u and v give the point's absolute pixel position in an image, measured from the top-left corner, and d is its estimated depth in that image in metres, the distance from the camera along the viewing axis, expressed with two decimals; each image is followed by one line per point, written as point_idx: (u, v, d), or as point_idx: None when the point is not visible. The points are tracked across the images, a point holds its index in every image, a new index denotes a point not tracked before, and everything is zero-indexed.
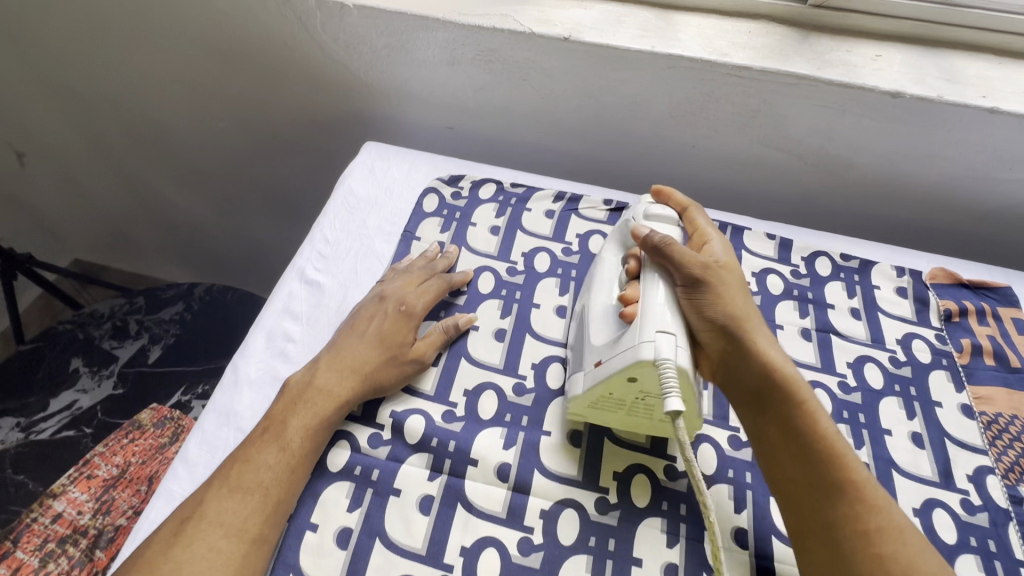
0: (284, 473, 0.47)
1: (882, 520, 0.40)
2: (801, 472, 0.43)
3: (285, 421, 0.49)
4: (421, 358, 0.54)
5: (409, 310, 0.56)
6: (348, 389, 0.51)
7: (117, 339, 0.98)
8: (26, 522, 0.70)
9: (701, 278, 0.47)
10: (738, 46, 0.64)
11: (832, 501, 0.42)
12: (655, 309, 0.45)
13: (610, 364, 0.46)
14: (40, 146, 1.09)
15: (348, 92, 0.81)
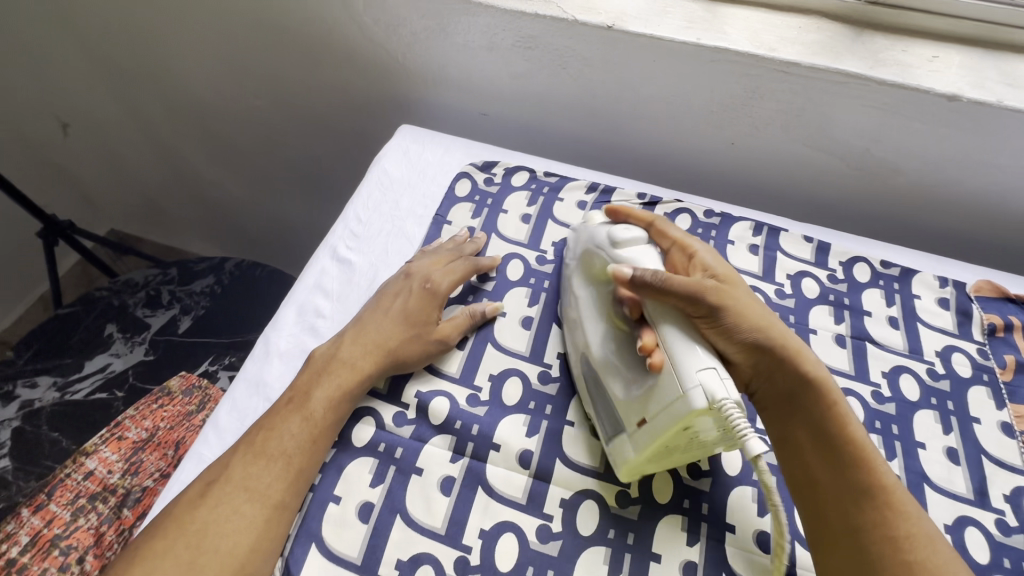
0: (310, 444, 0.48)
1: (902, 529, 0.40)
2: (829, 480, 0.42)
3: (309, 393, 0.49)
4: (447, 339, 0.54)
5: (435, 288, 0.56)
6: (374, 364, 0.52)
7: (149, 308, 1.01)
8: (60, 477, 0.73)
9: (711, 301, 0.43)
10: (787, 41, 0.63)
11: (860, 509, 0.41)
12: (693, 355, 0.41)
13: (658, 419, 0.42)
14: (85, 116, 1.12)
15: (385, 74, 0.82)
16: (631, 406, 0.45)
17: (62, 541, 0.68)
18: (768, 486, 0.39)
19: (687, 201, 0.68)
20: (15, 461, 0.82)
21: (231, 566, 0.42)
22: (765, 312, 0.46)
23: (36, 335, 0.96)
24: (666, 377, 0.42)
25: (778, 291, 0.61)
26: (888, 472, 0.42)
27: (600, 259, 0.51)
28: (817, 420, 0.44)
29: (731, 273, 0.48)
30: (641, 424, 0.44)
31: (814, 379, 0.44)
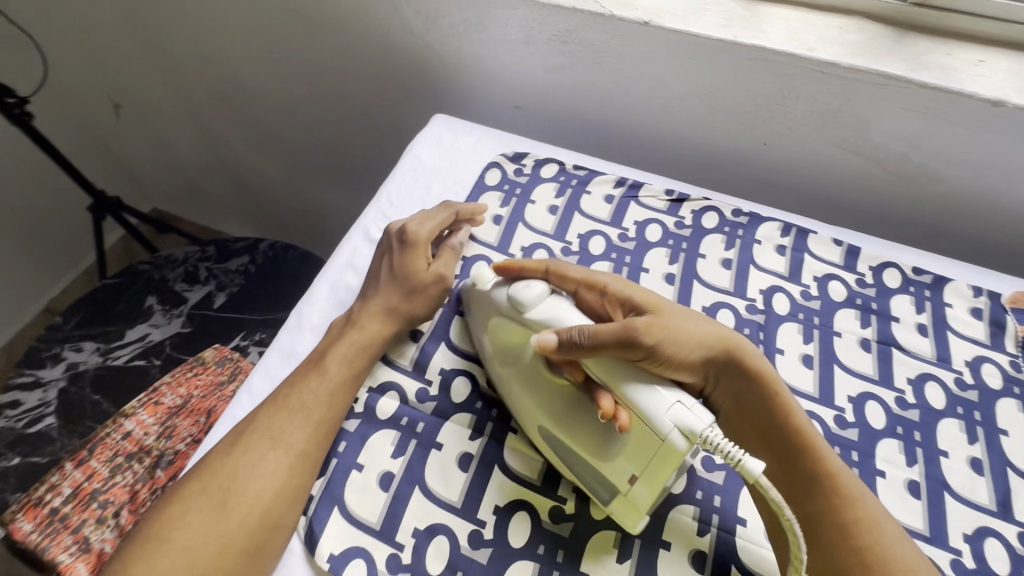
0: (330, 400, 0.50)
1: (850, 516, 0.42)
2: (780, 473, 0.46)
3: (325, 357, 0.52)
4: (442, 276, 0.57)
5: (416, 238, 0.58)
6: (386, 326, 0.54)
7: (187, 283, 1.05)
8: (101, 436, 0.77)
9: (648, 336, 0.44)
10: (827, 41, 0.62)
11: (807, 497, 0.44)
12: (654, 400, 0.40)
13: (651, 472, 0.41)
14: (135, 98, 1.18)
15: (422, 64, 0.83)
16: (616, 466, 0.43)
17: (100, 496, 0.73)
18: (779, 505, 0.38)
19: (715, 199, 0.68)
20: (61, 420, 0.89)
21: (260, 508, 0.44)
22: (700, 323, 0.48)
23: (82, 303, 1.01)
24: (642, 430, 0.41)
25: (804, 292, 0.61)
26: (834, 457, 0.45)
27: (511, 324, 0.49)
28: (761, 415, 0.47)
29: (650, 297, 0.50)
30: (633, 480, 0.43)
31: (750, 379, 0.47)
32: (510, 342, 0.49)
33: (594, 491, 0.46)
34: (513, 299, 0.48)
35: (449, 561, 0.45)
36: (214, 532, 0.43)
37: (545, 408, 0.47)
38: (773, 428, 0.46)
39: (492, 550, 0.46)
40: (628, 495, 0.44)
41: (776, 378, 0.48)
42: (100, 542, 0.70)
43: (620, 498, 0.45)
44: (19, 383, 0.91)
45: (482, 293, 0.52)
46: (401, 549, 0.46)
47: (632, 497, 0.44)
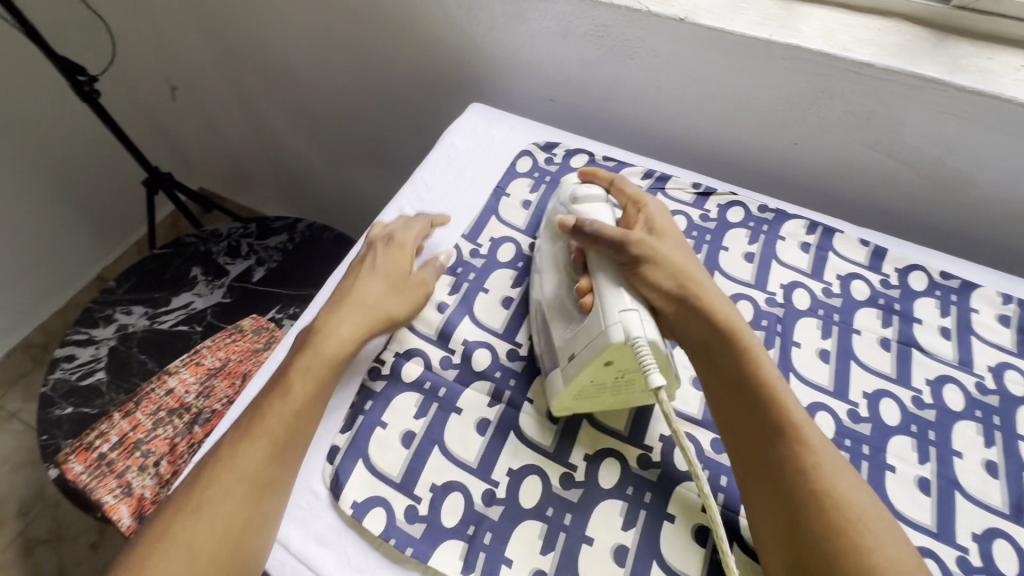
0: (296, 416, 0.49)
1: (811, 458, 0.42)
2: (744, 418, 0.46)
3: (290, 376, 0.51)
4: (425, 283, 0.59)
5: (401, 243, 0.60)
6: (365, 326, 0.54)
7: (230, 256, 1.11)
8: (147, 390, 0.84)
9: (637, 249, 0.50)
10: (863, 42, 0.62)
11: (769, 442, 0.44)
12: (614, 297, 0.47)
13: (584, 355, 0.47)
14: (191, 82, 1.25)
15: (461, 56, 0.87)
16: (563, 344, 0.50)
17: (143, 445, 0.79)
18: (670, 419, 0.44)
19: (741, 195, 0.69)
20: (110, 375, 0.96)
21: (229, 534, 0.43)
22: (682, 263, 0.51)
23: (133, 269, 1.08)
24: (592, 314, 0.48)
25: (826, 289, 0.61)
26: (796, 405, 0.45)
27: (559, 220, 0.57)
28: (727, 360, 0.48)
29: (665, 227, 0.54)
30: (570, 360, 0.49)
31: (718, 324, 0.49)
32: (554, 236, 0.57)
33: (543, 365, 0.54)
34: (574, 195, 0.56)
35: (462, 516, 0.48)
36: (186, 567, 0.42)
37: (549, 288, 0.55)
38: (739, 374, 0.47)
39: (503, 509, 0.48)
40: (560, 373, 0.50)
41: (745, 325, 0.49)
42: (141, 488, 0.75)
43: (551, 376, 0.51)
44: (75, 340, 0.98)
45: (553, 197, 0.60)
46: (418, 501, 0.49)
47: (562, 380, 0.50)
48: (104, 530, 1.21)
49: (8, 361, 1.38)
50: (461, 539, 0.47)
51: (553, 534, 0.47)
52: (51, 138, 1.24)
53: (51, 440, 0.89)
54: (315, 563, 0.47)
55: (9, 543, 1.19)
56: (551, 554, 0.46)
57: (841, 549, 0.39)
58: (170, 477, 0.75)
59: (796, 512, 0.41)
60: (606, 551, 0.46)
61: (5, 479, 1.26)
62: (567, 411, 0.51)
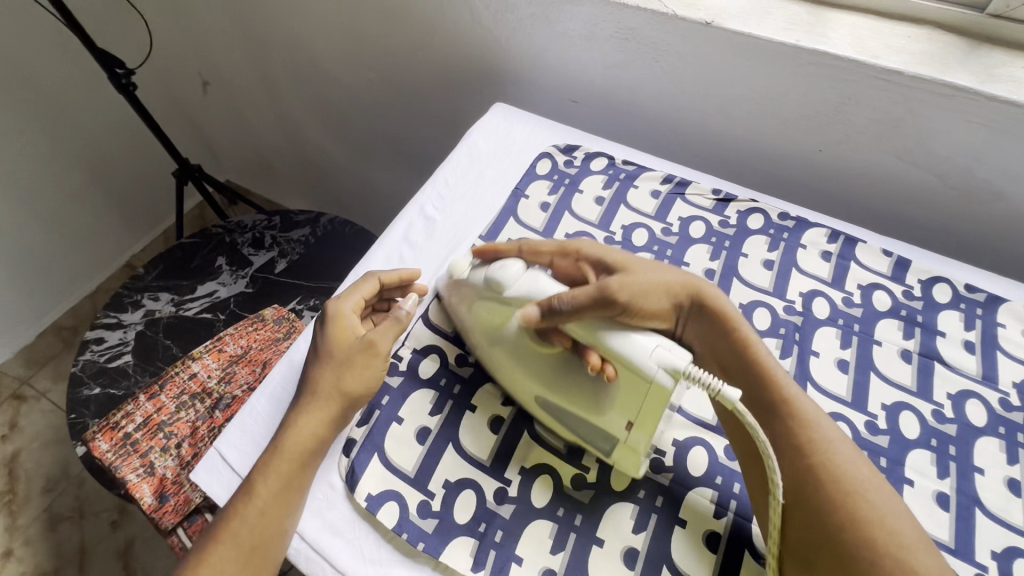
0: (261, 522, 0.45)
1: (807, 435, 0.43)
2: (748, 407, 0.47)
3: (250, 480, 0.46)
4: (376, 346, 0.51)
5: (338, 313, 0.52)
6: (321, 411, 0.49)
7: (253, 248, 1.13)
8: (172, 374, 0.86)
9: (620, 294, 0.46)
10: (893, 49, 0.62)
11: (770, 424, 0.45)
12: (634, 347, 0.42)
13: (644, 411, 0.44)
14: (222, 76, 1.28)
15: (485, 56, 0.87)
16: (612, 418, 0.46)
17: (166, 427, 0.81)
18: (753, 429, 0.40)
19: (762, 201, 0.68)
20: (137, 358, 0.99)
21: None
22: (662, 272, 0.51)
23: (162, 257, 1.11)
24: (629, 379, 0.43)
25: (846, 299, 0.61)
26: (789, 382, 0.46)
27: (491, 303, 0.51)
28: (729, 356, 0.49)
29: (618, 256, 0.52)
30: (631, 422, 0.45)
31: (716, 318, 0.49)
32: (493, 323, 0.51)
33: (595, 445, 0.49)
34: (491, 280, 0.50)
35: (474, 514, 0.48)
36: None
37: (538, 377, 0.49)
38: (738, 366, 0.48)
39: (515, 507, 0.48)
40: (627, 442, 0.46)
41: (738, 314, 0.50)
42: (163, 468, 0.78)
43: (619, 447, 0.47)
44: (104, 323, 1.02)
45: (460, 280, 0.54)
46: (431, 497, 0.49)
47: (632, 444, 0.46)
48: (124, 509, 1.25)
49: (40, 342, 1.43)
50: (472, 536, 0.47)
51: (563, 534, 0.47)
52: (86, 127, 1.29)
53: (79, 419, 0.92)
54: (328, 552, 0.46)
55: (34, 518, 1.23)
56: (561, 554, 0.46)
57: (842, 522, 0.40)
58: (191, 459, 0.79)
59: (798, 489, 0.42)
60: (617, 553, 0.46)
61: (33, 456, 1.30)
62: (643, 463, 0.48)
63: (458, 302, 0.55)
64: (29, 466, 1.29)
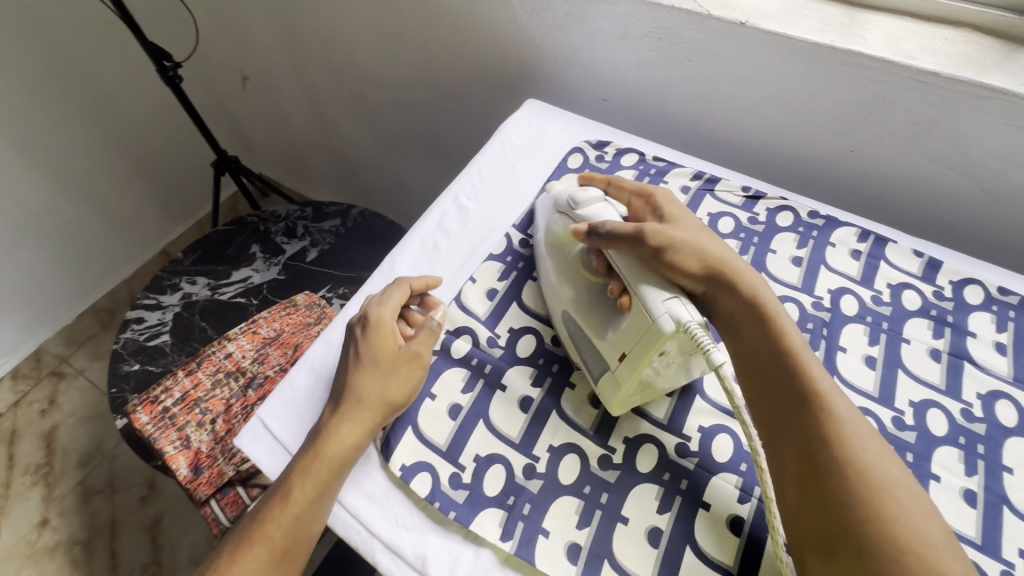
0: (294, 528, 0.46)
1: (837, 426, 0.41)
2: (773, 388, 0.45)
3: (285, 484, 0.47)
4: (418, 358, 0.52)
5: (384, 315, 0.53)
6: (366, 417, 0.50)
7: (287, 237, 1.17)
8: (208, 353, 0.90)
9: (657, 238, 0.49)
10: (929, 51, 0.62)
11: (796, 411, 0.43)
12: (650, 292, 0.47)
13: (635, 352, 0.47)
14: (261, 71, 1.33)
15: (519, 54, 0.90)
16: (609, 345, 0.50)
17: (202, 403, 0.85)
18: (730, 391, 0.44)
19: (792, 200, 0.69)
20: (174, 338, 1.03)
21: None
22: (706, 241, 0.51)
23: (199, 243, 1.16)
24: (636, 309, 0.47)
25: (875, 297, 0.61)
26: (822, 374, 0.44)
27: (565, 222, 0.57)
28: (757, 333, 0.48)
29: (676, 210, 0.55)
30: (621, 360, 0.48)
31: (748, 296, 0.49)
32: (559, 239, 0.57)
33: (589, 368, 0.53)
34: (572, 200, 0.56)
35: (503, 487, 0.49)
36: None
37: (571, 297, 0.55)
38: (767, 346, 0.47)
39: (543, 482, 0.50)
40: (614, 372, 0.49)
41: (772, 298, 0.49)
42: (198, 442, 0.81)
43: (607, 377, 0.51)
44: (144, 304, 1.07)
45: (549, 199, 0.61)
46: (462, 470, 0.50)
47: (617, 376, 0.49)
48: (153, 486, 1.30)
49: (80, 322, 1.49)
50: (501, 508, 0.48)
51: (590, 510, 0.48)
52: (130, 116, 1.35)
53: (119, 393, 0.97)
54: (364, 516, 0.48)
55: (69, 490, 1.28)
56: (587, 529, 0.47)
57: (863, 515, 0.38)
58: (225, 435, 0.82)
59: (823, 476, 0.40)
60: (641, 532, 0.47)
61: (70, 431, 1.36)
62: (624, 406, 0.51)
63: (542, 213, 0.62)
64: (66, 441, 1.35)
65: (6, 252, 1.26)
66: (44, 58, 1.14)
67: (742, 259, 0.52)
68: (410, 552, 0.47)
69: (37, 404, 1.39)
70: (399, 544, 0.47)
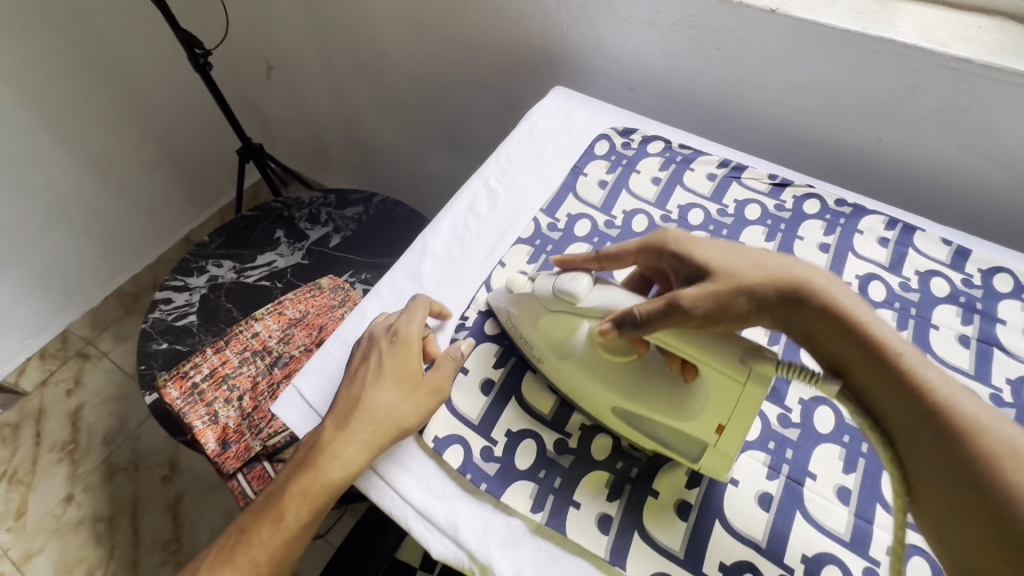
0: (286, 545, 0.49)
1: (999, 440, 0.36)
2: (906, 423, 0.38)
3: (281, 503, 0.49)
4: (431, 397, 0.51)
5: (406, 338, 0.53)
6: (367, 447, 0.49)
7: (310, 223, 1.18)
8: (236, 332, 0.92)
9: (696, 306, 0.43)
10: (962, 38, 0.62)
11: (947, 445, 0.36)
12: (720, 351, 0.41)
13: (739, 416, 0.43)
14: (286, 61, 1.35)
15: (545, 42, 0.90)
16: (699, 423, 0.45)
17: (230, 379, 0.87)
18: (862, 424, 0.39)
19: (818, 187, 0.69)
20: (200, 319, 1.05)
21: None
22: (744, 269, 0.45)
23: (225, 227, 1.18)
24: (720, 382, 0.42)
25: (903, 284, 0.61)
26: (942, 379, 0.39)
27: (558, 316, 0.50)
28: (857, 357, 0.40)
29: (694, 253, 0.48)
30: (722, 429, 0.44)
31: (830, 309, 0.42)
32: (559, 337, 0.51)
33: (681, 452, 0.48)
34: (562, 293, 0.49)
35: (535, 460, 0.50)
36: None
37: (614, 391, 0.48)
38: (875, 370, 0.39)
39: (573, 457, 0.50)
40: (717, 447, 0.45)
41: (851, 303, 0.42)
42: (226, 418, 0.83)
43: (708, 452, 0.46)
44: (172, 285, 1.09)
45: (520, 296, 0.54)
46: (494, 443, 0.51)
47: (722, 448, 0.45)
48: (175, 465, 1.32)
49: (105, 305, 1.53)
50: (532, 481, 0.49)
51: (620, 484, 0.49)
52: (158, 103, 1.38)
53: (148, 370, 0.99)
54: (398, 484, 0.50)
55: (94, 467, 1.31)
56: (617, 502, 0.48)
57: None
58: (252, 411, 0.84)
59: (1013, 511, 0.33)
60: (670, 506, 0.48)
61: (95, 410, 1.39)
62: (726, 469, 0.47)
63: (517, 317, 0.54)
64: (91, 419, 1.38)
65: (37, 233, 1.29)
66: (77, 44, 1.17)
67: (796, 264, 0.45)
68: (441, 519, 0.48)
69: (63, 383, 1.42)
70: (431, 510, 0.48)
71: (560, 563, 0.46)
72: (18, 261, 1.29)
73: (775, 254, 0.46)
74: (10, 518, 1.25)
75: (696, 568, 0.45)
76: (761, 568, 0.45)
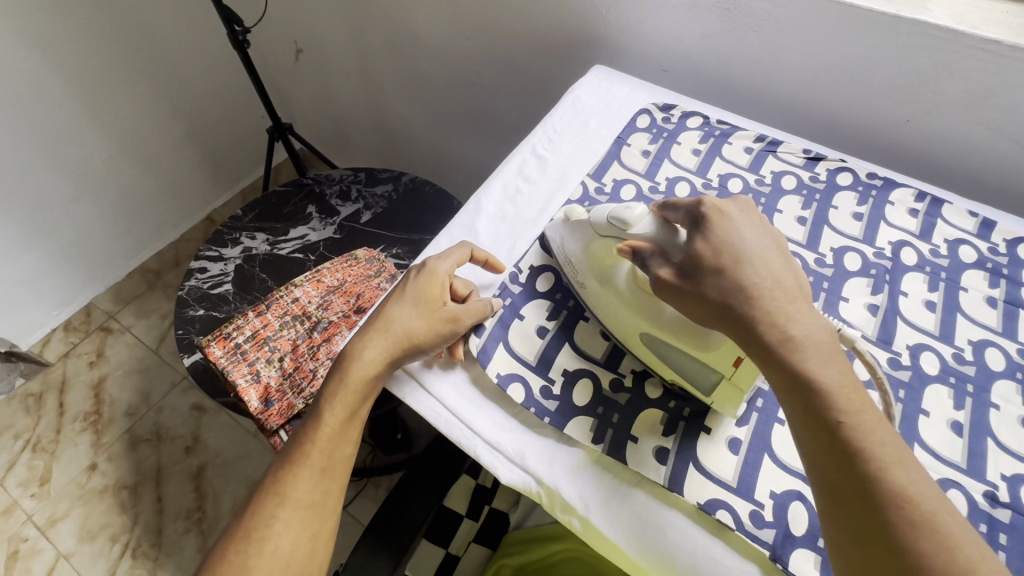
0: (333, 442, 0.53)
1: (924, 514, 0.36)
2: (836, 478, 0.39)
3: (321, 405, 0.53)
4: (456, 317, 0.55)
5: (433, 270, 0.57)
6: (383, 355, 0.54)
7: (341, 199, 1.21)
8: (276, 297, 0.94)
9: (676, 291, 0.47)
10: (991, 22, 0.66)
11: (875, 510, 0.37)
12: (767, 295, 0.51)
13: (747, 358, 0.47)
14: (317, 44, 1.38)
15: (582, 25, 0.93)
16: (721, 356, 0.48)
17: (271, 341, 0.89)
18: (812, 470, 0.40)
19: (850, 162, 0.72)
20: (235, 287, 1.08)
21: (296, 522, 0.51)
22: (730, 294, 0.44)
23: (258, 201, 1.20)
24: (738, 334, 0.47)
25: (933, 250, 0.65)
26: (885, 448, 0.38)
27: (606, 241, 0.54)
28: (812, 410, 0.40)
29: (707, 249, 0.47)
30: (738, 363, 0.48)
31: (786, 361, 0.41)
32: (605, 261, 0.55)
33: (696, 387, 0.51)
34: (615, 219, 0.53)
35: (591, 398, 0.54)
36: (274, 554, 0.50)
37: (647, 318, 0.52)
38: (819, 430, 0.40)
39: (629, 396, 0.54)
40: (733, 380, 0.49)
41: (811, 362, 0.41)
42: (268, 377, 0.86)
43: (722, 386, 0.49)
44: (207, 255, 1.11)
45: (573, 225, 0.58)
46: (552, 382, 0.54)
47: (737, 382, 0.49)
48: (197, 437, 1.34)
49: (128, 281, 1.55)
50: (590, 416, 0.53)
51: (674, 422, 0.52)
52: (189, 83, 1.41)
53: (185, 335, 1.01)
54: (466, 417, 0.54)
55: (116, 437, 1.33)
56: (672, 436, 0.51)
57: None
58: (293, 371, 0.86)
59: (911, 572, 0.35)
60: (722, 441, 0.51)
61: (117, 382, 1.41)
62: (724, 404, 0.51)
63: (569, 242, 0.58)
64: (113, 391, 1.39)
65: (68, 206, 1.32)
66: (116, 19, 1.19)
67: (772, 309, 0.43)
68: (509, 449, 0.53)
69: (85, 356, 1.44)
70: (498, 440, 0.53)
71: (620, 490, 0.50)
72: (47, 232, 1.31)
73: (766, 279, 0.44)
74: (34, 485, 1.26)
75: (748, 495, 0.48)
76: (810, 496, 0.48)
